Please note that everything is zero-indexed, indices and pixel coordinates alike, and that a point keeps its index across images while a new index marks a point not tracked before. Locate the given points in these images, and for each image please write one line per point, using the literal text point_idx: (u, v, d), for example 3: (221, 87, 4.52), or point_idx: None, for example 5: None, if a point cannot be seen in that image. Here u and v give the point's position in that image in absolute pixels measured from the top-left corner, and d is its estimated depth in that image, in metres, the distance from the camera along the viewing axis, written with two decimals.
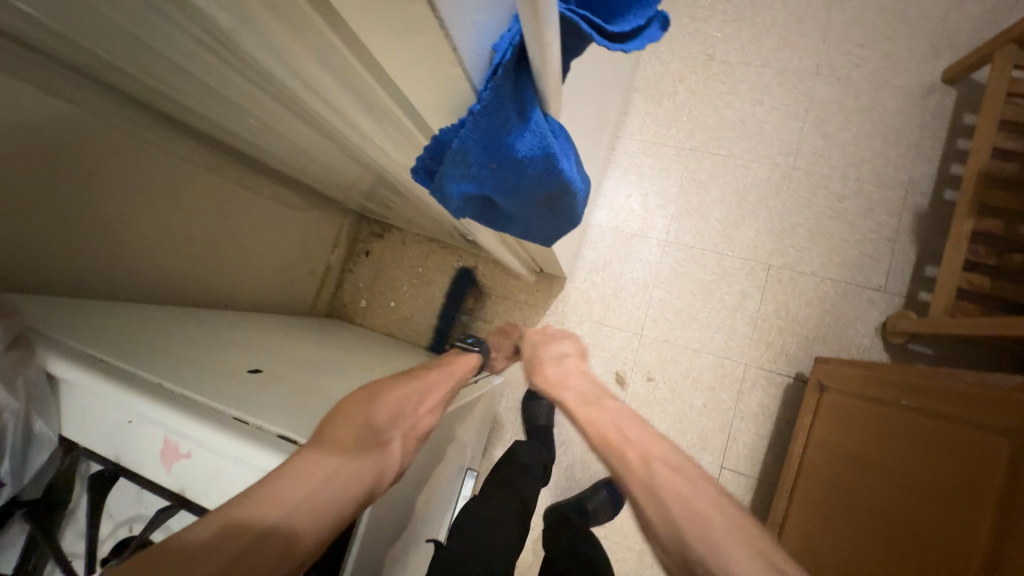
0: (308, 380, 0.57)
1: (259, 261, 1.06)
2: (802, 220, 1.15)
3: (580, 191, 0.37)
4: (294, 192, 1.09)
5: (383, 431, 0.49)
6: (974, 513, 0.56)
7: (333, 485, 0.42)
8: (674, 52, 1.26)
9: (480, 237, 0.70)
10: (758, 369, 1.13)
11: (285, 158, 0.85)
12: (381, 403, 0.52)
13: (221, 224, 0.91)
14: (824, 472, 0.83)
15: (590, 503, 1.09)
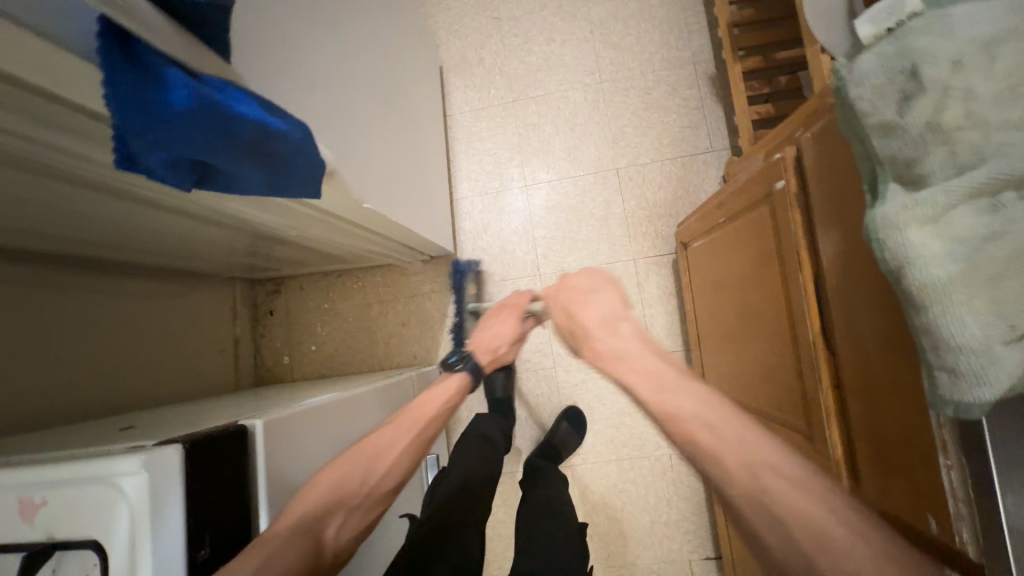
0: (184, 427, 0.59)
1: (157, 356, 1.05)
2: (627, 121, 1.28)
3: (282, 128, 0.44)
4: (168, 282, 1.10)
5: (345, 504, 0.59)
6: (768, 272, 0.65)
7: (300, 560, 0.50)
8: (466, 27, 1.37)
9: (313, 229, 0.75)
10: (646, 259, 1.23)
11: (130, 249, 0.87)
12: (352, 475, 0.60)
13: (94, 332, 0.91)
14: (709, 311, 0.92)
15: (556, 438, 1.13)
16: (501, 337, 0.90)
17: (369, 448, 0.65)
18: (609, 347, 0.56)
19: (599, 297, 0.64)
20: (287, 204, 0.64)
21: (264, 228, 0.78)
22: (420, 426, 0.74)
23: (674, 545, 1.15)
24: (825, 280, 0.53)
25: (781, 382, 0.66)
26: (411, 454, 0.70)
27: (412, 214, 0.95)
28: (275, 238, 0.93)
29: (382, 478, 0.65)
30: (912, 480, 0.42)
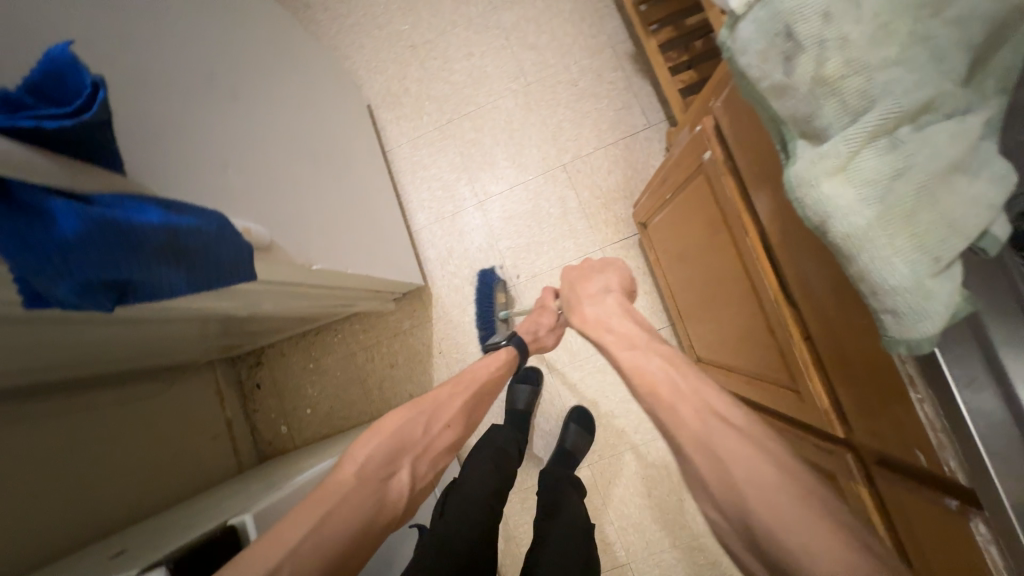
0: (176, 536, 0.56)
1: (148, 460, 1.01)
2: (562, 116, 1.29)
3: (194, 224, 0.43)
4: (148, 382, 1.07)
5: (407, 455, 0.64)
6: (720, 238, 0.66)
7: (365, 503, 0.57)
8: (384, 61, 1.37)
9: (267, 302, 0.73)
10: (613, 245, 1.24)
11: (96, 363, 0.84)
12: (409, 431, 0.65)
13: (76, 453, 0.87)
14: (680, 284, 0.93)
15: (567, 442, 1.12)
16: (541, 325, 0.88)
17: (425, 405, 0.68)
18: (595, 315, 0.69)
19: (600, 278, 0.77)
20: (234, 291, 0.63)
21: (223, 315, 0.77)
22: (476, 390, 0.75)
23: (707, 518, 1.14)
24: (770, 238, 0.53)
25: (759, 341, 0.66)
26: (467, 411, 0.73)
27: (369, 259, 0.94)
28: (241, 320, 0.91)
29: (445, 430, 0.69)
30: (895, 417, 0.42)
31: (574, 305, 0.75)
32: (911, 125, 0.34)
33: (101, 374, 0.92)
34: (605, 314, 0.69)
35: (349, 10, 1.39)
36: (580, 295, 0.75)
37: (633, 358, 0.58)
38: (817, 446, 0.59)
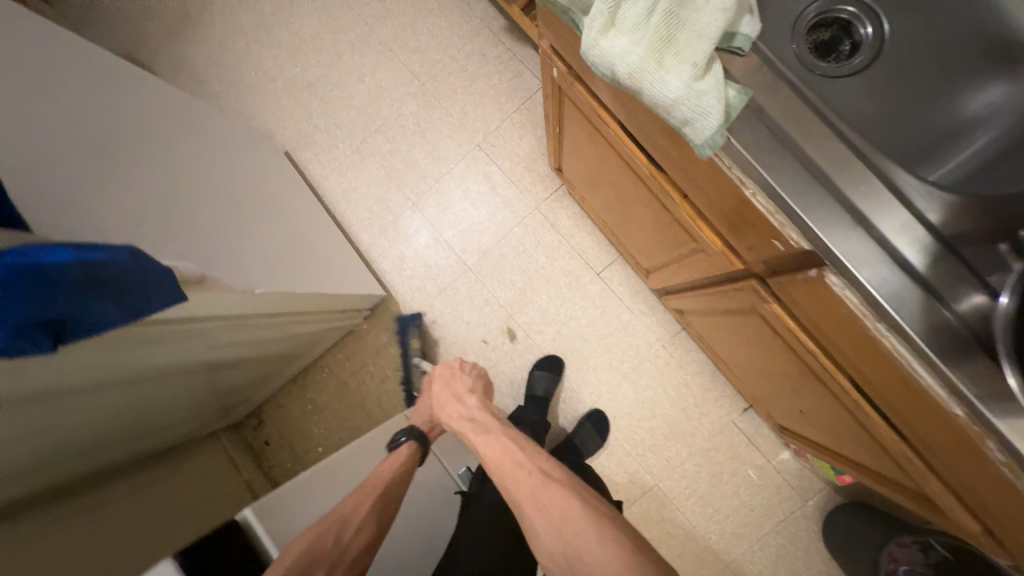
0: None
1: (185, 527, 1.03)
2: (463, 103, 1.35)
3: (109, 259, 0.47)
4: (152, 469, 1.09)
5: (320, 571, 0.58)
6: (599, 144, 0.72)
7: None
8: (287, 107, 1.43)
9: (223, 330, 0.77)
10: (546, 201, 1.30)
11: (89, 454, 0.87)
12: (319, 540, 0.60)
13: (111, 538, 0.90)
14: (603, 209, 0.99)
15: (578, 437, 1.17)
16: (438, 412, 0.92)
17: (328, 521, 0.62)
18: (459, 413, 0.84)
19: (464, 378, 0.92)
20: (182, 322, 0.69)
21: (192, 362, 0.82)
22: (379, 484, 0.72)
23: (712, 417, 1.19)
24: (622, 118, 0.59)
25: (663, 220, 0.72)
26: (372, 521, 0.66)
27: (314, 280, 0.99)
28: (223, 369, 0.96)
29: (357, 537, 0.63)
30: (749, 220, 0.48)
31: (439, 407, 0.88)
32: None
33: (119, 459, 1.00)
34: (468, 413, 0.84)
35: (241, 72, 1.46)
36: (450, 397, 0.88)
37: (486, 444, 0.75)
38: (733, 288, 0.65)
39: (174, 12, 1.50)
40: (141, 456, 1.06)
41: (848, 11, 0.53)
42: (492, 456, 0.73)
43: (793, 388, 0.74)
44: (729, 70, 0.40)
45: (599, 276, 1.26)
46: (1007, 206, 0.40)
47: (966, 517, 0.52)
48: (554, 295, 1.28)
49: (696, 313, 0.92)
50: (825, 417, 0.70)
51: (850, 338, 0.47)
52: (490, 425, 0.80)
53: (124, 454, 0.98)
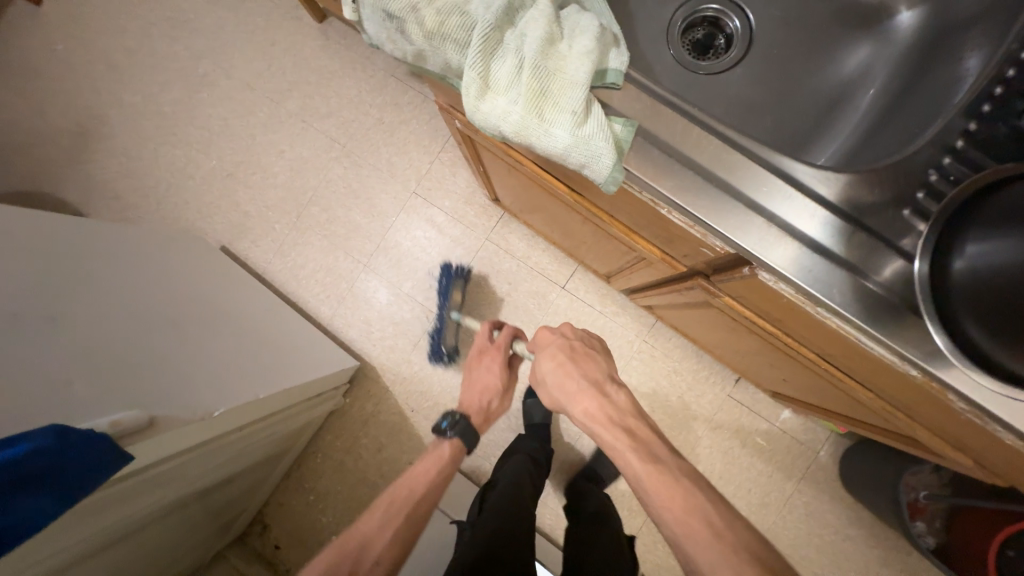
0: None
1: None
2: (388, 154, 1.34)
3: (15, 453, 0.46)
4: None
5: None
6: (520, 177, 0.72)
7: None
8: (212, 202, 1.39)
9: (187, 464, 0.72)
10: (494, 229, 1.29)
11: None
12: (330, 573, 0.62)
13: None
14: (547, 228, 1.00)
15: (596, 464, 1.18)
16: (491, 390, 0.87)
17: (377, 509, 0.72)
18: (598, 412, 0.63)
19: (604, 368, 0.68)
20: (145, 469, 0.64)
21: (179, 498, 0.78)
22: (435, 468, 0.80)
23: (708, 396, 1.20)
24: (530, 155, 0.58)
25: (603, 236, 0.71)
26: (409, 535, 0.69)
27: (278, 374, 0.95)
28: (213, 492, 0.91)
29: (382, 557, 0.65)
30: (674, 233, 0.47)
31: (560, 401, 0.67)
32: (511, 27, 0.41)
33: None
34: (615, 413, 0.63)
35: (156, 178, 1.41)
36: (581, 382, 0.66)
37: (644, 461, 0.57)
38: (686, 286, 0.65)
39: (71, 135, 1.44)
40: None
41: (714, 8, 0.56)
42: (650, 482, 0.54)
43: (770, 362, 0.74)
44: (609, 106, 0.41)
45: (565, 289, 1.26)
46: (902, 169, 0.41)
47: (958, 454, 0.53)
48: (527, 319, 1.27)
49: (662, 307, 0.93)
50: (807, 382, 0.70)
51: (799, 320, 0.47)
52: (653, 445, 0.59)
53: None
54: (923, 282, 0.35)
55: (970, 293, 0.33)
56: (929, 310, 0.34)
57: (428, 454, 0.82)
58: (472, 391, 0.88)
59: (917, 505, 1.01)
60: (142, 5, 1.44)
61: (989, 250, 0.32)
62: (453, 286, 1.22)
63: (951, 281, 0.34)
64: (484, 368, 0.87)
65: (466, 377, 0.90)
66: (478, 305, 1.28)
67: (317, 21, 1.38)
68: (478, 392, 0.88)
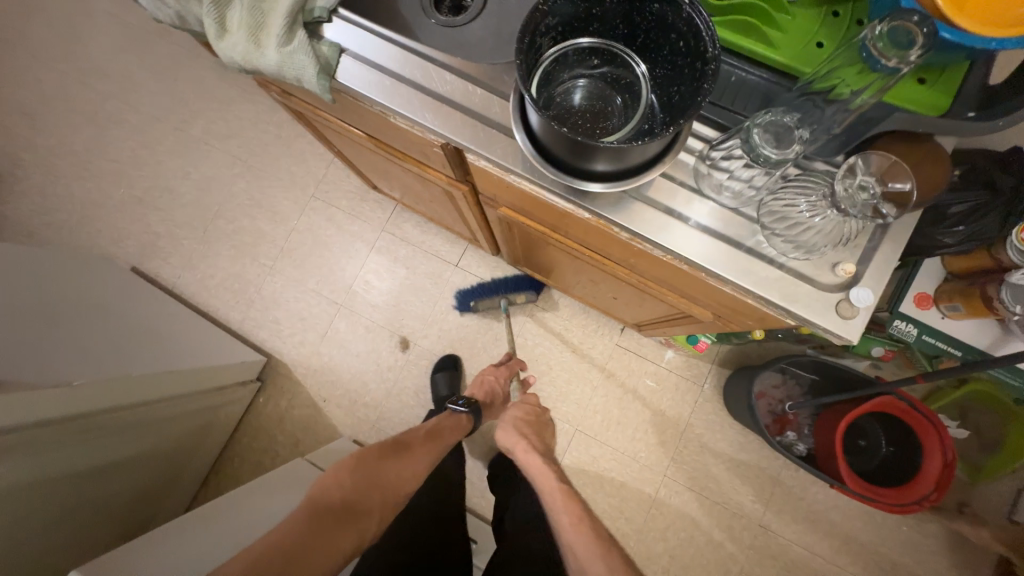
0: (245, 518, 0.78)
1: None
2: (287, 163, 1.45)
3: None
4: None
5: (381, 494, 0.73)
6: (349, 141, 0.82)
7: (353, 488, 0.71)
8: (122, 226, 1.46)
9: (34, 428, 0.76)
10: (390, 220, 1.39)
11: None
12: (383, 470, 0.76)
13: None
14: (416, 201, 1.10)
15: None
16: (495, 393, 1.06)
17: (400, 445, 0.82)
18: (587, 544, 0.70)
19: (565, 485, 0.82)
20: None
21: (45, 478, 0.79)
22: (444, 442, 0.88)
23: (599, 347, 1.28)
24: (327, 110, 0.69)
25: (425, 184, 0.81)
26: (428, 464, 0.82)
27: (156, 359, 1.00)
28: (101, 486, 0.91)
29: (408, 479, 0.78)
30: (418, 142, 0.58)
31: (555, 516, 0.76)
32: None
33: None
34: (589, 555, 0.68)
35: (68, 211, 1.47)
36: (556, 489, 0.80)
37: None
38: (487, 210, 0.75)
39: None
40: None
41: None
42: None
43: (592, 279, 0.84)
44: (321, 36, 0.51)
45: (459, 265, 1.35)
46: None
47: (699, 309, 0.63)
48: (426, 298, 1.34)
49: (519, 255, 1.02)
50: (618, 289, 0.80)
51: (528, 201, 0.57)
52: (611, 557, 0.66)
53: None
54: (532, 142, 0.46)
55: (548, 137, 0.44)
56: (546, 167, 0.46)
57: (447, 417, 0.94)
58: (479, 388, 1.06)
59: (784, 417, 1.11)
60: (51, 57, 1.55)
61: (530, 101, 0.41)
62: (524, 291, 1.28)
63: (539, 136, 0.44)
64: (493, 373, 1.10)
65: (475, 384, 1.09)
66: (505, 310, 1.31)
67: (214, 54, 1.51)
68: (482, 391, 1.06)
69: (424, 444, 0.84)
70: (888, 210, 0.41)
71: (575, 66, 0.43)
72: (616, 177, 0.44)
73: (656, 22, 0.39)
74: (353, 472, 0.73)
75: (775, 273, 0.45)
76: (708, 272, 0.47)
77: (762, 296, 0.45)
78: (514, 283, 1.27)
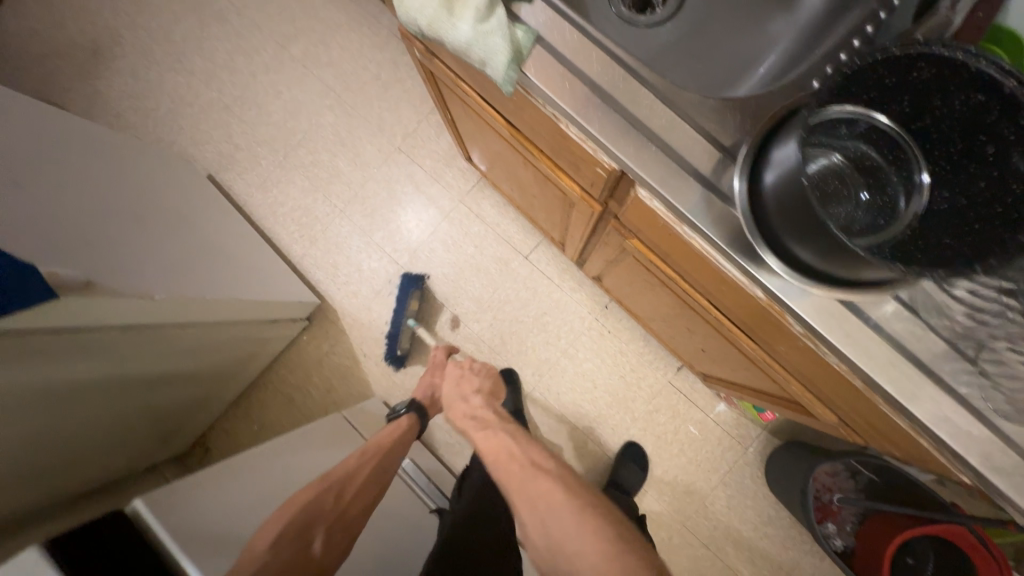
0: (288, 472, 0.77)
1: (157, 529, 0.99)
2: (379, 107, 1.39)
3: None
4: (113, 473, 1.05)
5: (321, 523, 0.66)
6: (475, 116, 0.76)
7: (288, 531, 0.63)
8: (206, 131, 1.44)
9: (112, 333, 0.75)
10: (468, 193, 1.34)
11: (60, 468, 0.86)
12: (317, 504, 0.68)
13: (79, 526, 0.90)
14: (507, 185, 1.04)
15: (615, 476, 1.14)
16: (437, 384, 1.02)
17: (331, 479, 0.72)
18: None
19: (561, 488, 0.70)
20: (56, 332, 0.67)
21: (107, 377, 0.80)
22: (380, 456, 0.81)
23: (649, 379, 1.22)
24: (474, 86, 0.63)
25: (543, 183, 0.76)
26: (372, 480, 0.76)
27: (227, 281, 1.00)
28: (154, 392, 0.94)
29: (354, 498, 0.72)
30: (577, 154, 0.52)
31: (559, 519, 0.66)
32: None
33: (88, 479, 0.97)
34: None
35: (158, 101, 1.46)
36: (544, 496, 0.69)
37: None
38: (606, 230, 0.69)
39: (85, 50, 1.50)
40: (98, 484, 1.02)
41: None
42: None
43: (689, 327, 0.78)
44: (517, 17, 0.45)
45: (528, 258, 1.29)
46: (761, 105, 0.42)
47: (823, 409, 0.57)
48: (486, 283, 1.30)
49: (602, 271, 0.97)
50: (718, 347, 0.74)
51: (681, 251, 0.51)
52: None
53: (84, 483, 0.97)
54: (744, 202, 0.40)
55: (772, 206, 0.38)
56: (750, 231, 0.40)
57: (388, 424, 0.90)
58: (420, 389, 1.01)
59: (829, 507, 1.05)
60: None
61: (784, 160, 0.37)
62: (410, 295, 1.26)
63: (764, 201, 0.39)
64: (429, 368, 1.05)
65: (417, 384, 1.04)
66: (574, 323, 1.26)
67: None
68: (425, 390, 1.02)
69: (363, 463, 0.77)
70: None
71: (835, 138, 0.38)
72: (824, 271, 0.39)
73: (966, 117, 0.35)
74: (283, 520, 0.64)
75: (979, 431, 0.38)
76: (890, 403, 0.41)
77: (953, 450, 0.39)
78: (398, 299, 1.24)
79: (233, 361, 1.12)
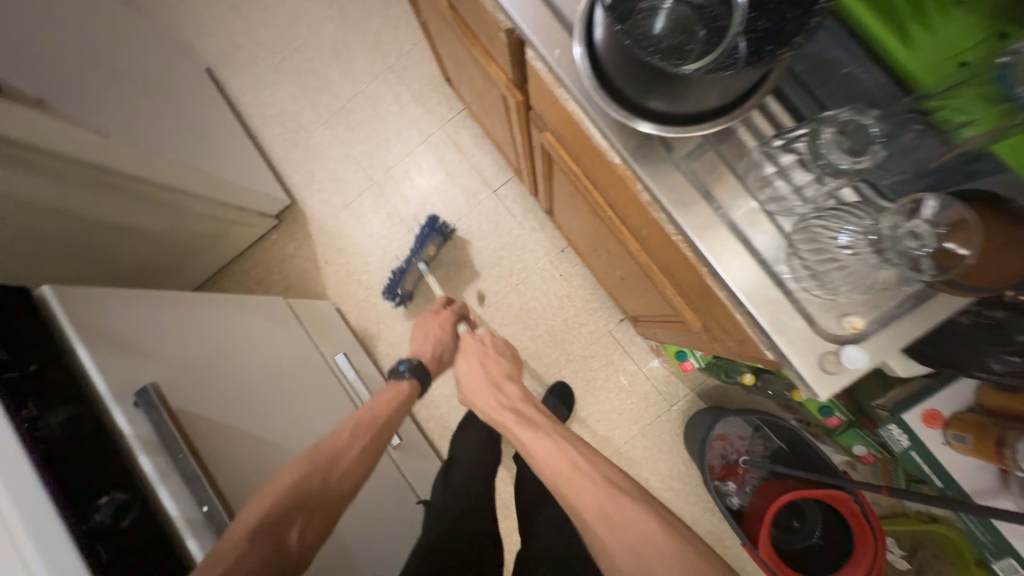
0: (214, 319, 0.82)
1: None
2: (378, 24, 1.41)
3: None
4: None
5: (306, 508, 0.59)
6: (434, 8, 0.78)
7: (268, 520, 0.55)
8: (211, 24, 1.47)
9: (65, 163, 0.81)
10: (450, 121, 1.35)
11: None
12: (304, 487, 0.60)
13: None
14: (482, 115, 1.07)
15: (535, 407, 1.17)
16: (442, 342, 0.88)
17: (319, 456, 0.63)
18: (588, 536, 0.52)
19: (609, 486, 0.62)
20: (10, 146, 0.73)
21: (61, 210, 0.86)
22: (375, 430, 0.70)
23: (590, 325, 1.25)
24: None
25: (487, 84, 0.78)
26: (369, 458, 0.67)
27: (189, 150, 1.05)
28: (113, 243, 1.00)
29: (345, 477, 0.63)
30: (487, 21, 0.54)
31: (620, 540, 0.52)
32: None
33: None
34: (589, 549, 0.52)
35: None
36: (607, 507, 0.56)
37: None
38: (532, 132, 0.71)
39: None
40: None
41: None
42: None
43: (607, 249, 0.80)
44: None
45: (495, 192, 1.31)
46: None
47: (689, 314, 0.59)
48: (451, 210, 1.33)
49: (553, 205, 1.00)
50: (626, 267, 0.76)
51: (569, 128, 0.53)
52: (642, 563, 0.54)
53: None
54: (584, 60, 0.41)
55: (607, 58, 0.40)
56: (595, 88, 0.41)
57: (387, 388, 0.79)
58: (424, 344, 0.88)
59: (733, 468, 1.09)
60: None
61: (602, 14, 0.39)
62: (429, 240, 1.24)
63: (600, 56, 0.40)
64: (436, 322, 0.90)
65: (416, 336, 0.90)
66: (528, 261, 1.28)
67: None
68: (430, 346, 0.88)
69: (358, 433, 0.68)
70: (926, 266, 0.38)
71: None
72: (671, 119, 0.40)
73: None
74: (265, 503, 0.57)
75: (775, 296, 0.41)
76: (708, 270, 0.43)
77: (750, 314, 0.41)
78: (418, 242, 1.22)
79: (197, 237, 1.17)
